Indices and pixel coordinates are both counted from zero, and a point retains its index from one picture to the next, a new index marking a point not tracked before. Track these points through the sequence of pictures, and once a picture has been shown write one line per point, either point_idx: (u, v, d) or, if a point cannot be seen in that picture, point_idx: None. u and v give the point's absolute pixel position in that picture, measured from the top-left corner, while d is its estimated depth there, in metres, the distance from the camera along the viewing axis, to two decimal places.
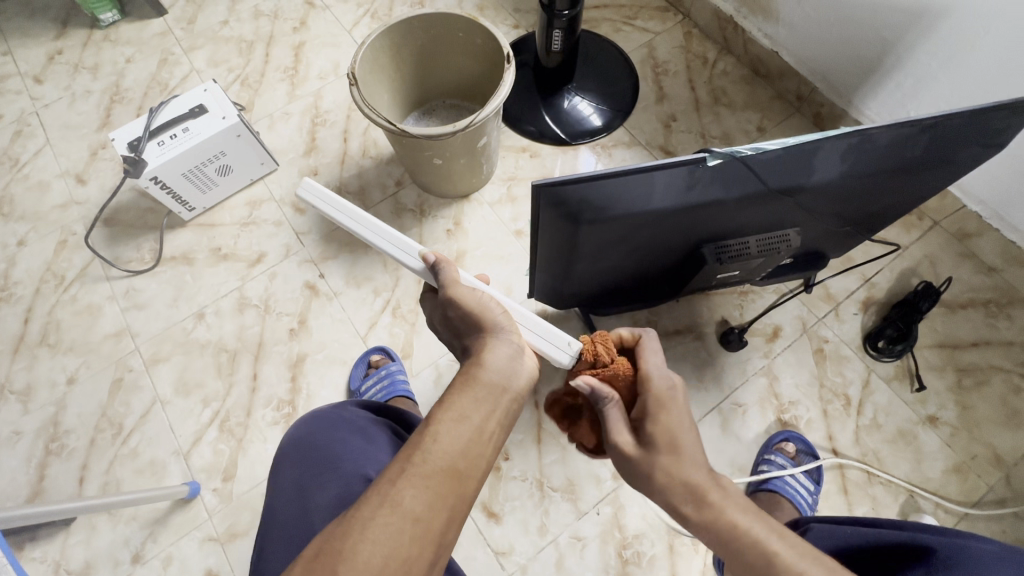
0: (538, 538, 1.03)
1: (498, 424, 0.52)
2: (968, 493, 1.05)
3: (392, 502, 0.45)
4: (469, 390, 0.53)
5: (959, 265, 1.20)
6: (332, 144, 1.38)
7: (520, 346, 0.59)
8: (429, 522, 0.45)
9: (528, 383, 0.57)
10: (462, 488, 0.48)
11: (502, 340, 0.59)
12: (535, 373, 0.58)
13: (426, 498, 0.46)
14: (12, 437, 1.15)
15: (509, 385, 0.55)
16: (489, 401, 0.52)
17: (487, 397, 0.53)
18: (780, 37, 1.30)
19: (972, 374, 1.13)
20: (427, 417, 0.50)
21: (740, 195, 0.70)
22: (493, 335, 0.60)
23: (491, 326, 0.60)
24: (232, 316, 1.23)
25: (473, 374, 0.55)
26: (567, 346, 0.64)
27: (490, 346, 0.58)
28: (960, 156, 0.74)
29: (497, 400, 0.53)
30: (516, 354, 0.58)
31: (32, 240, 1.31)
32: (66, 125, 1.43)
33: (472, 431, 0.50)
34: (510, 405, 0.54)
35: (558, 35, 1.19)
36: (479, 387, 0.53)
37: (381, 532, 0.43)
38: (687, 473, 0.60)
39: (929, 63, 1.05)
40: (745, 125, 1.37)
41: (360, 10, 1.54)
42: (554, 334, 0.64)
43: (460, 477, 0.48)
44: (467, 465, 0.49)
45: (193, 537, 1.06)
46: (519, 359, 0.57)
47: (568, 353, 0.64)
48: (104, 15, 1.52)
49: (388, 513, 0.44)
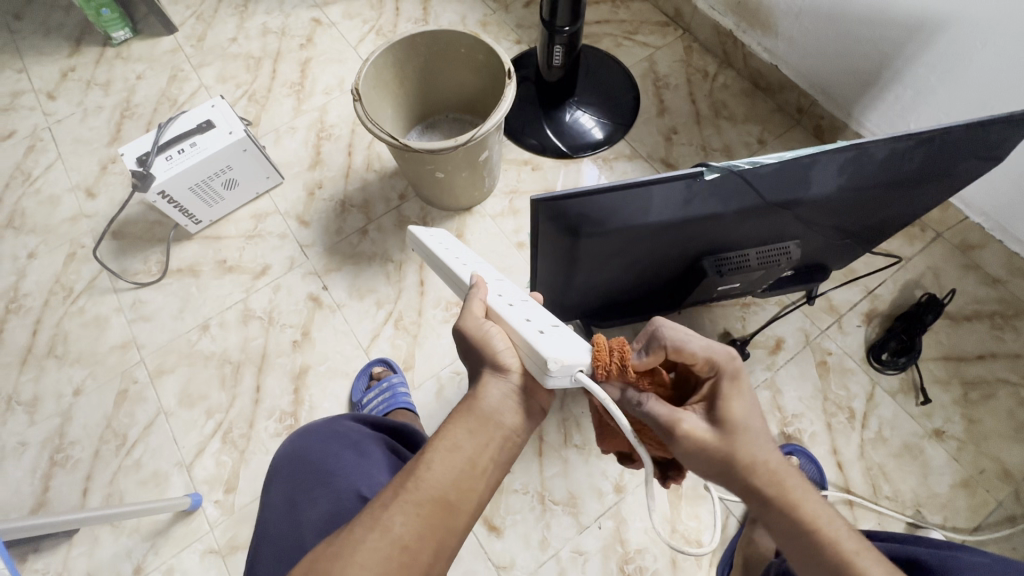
0: (540, 553, 1.02)
1: (491, 460, 0.53)
2: (976, 508, 1.03)
3: (383, 525, 0.46)
4: (463, 420, 0.54)
5: (963, 276, 1.20)
6: (337, 157, 1.40)
7: (520, 382, 0.57)
8: (416, 550, 0.46)
9: (521, 425, 0.57)
10: (453, 520, 0.49)
11: (500, 377, 0.57)
12: (529, 417, 0.57)
13: (416, 526, 0.47)
14: (18, 447, 1.16)
15: (501, 423, 0.55)
16: (483, 434, 0.54)
17: (481, 429, 0.54)
18: (779, 50, 1.31)
19: (978, 387, 1.12)
20: (424, 446, 0.52)
21: (738, 208, 0.71)
22: (487, 370, 0.57)
23: (491, 361, 0.57)
24: (237, 328, 1.24)
25: (468, 409, 0.56)
26: (545, 366, 0.52)
27: (483, 382, 0.57)
28: (959, 168, 0.74)
29: (491, 434, 0.54)
30: (513, 389, 0.57)
31: (42, 253, 1.33)
32: (77, 140, 1.46)
33: (464, 463, 0.51)
34: (504, 441, 0.55)
35: (559, 50, 1.21)
36: (472, 420, 0.55)
37: (370, 555, 0.45)
38: (759, 450, 0.53)
39: (928, 76, 1.05)
40: (746, 138, 1.37)
41: (365, 27, 1.57)
42: (534, 352, 0.54)
43: (450, 508, 0.49)
44: (459, 497, 0.50)
45: (195, 549, 1.06)
46: (518, 397, 0.57)
47: (550, 373, 0.52)
48: (117, 33, 1.56)
49: (378, 537, 0.46)
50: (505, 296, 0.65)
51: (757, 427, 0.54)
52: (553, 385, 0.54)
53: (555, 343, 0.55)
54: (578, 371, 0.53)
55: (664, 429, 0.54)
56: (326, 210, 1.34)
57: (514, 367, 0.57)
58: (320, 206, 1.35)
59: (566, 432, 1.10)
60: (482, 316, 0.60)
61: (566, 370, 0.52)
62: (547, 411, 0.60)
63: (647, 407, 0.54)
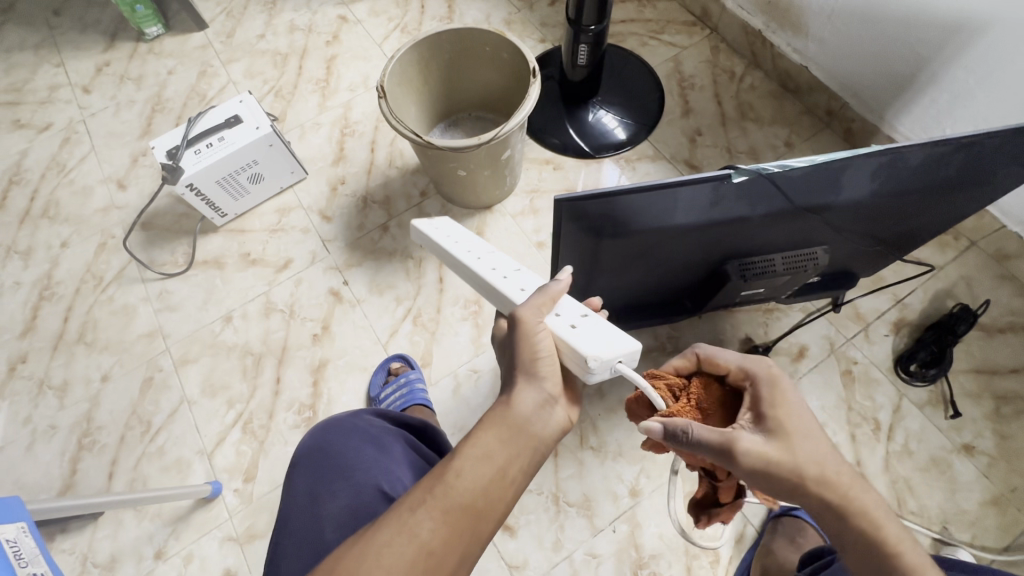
0: (553, 554, 1.02)
1: (522, 469, 0.52)
2: (1006, 528, 1.00)
3: (409, 530, 0.47)
4: (496, 426, 0.53)
5: (998, 287, 1.16)
6: (359, 154, 1.42)
7: (552, 393, 0.56)
8: (439, 557, 0.47)
9: (557, 432, 0.55)
10: (478, 527, 0.49)
11: (537, 381, 0.56)
12: (564, 425, 0.56)
13: (442, 532, 0.48)
14: (48, 430, 1.19)
15: (536, 431, 0.54)
16: (515, 443, 0.53)
17: (514, 438, 0.53)
18: (809, 52, 1.28)
19: (1011, 402, 1.08)
20: (454, 449, 0.52)
21: (766, 212, 0.69)
22: (524, 373, 0.56)
23: (531, 360, 0.57)
24: (259, 320, 1.26)
25: (502, 412, 0.54)
26: (586, 363, 0.56)
27: (519, 386, 0.56)
28: (997, 176, 0.71)
29: (524, 443, 0.53)
30: (545, 399, 0.55)
31: (74, 242, 1.37)
32: (110, 133, 1.50)
33: (494, 470, 0.51)
34: (536, 451, 0.54)
35: (584, 49, 1.20)
36: (506, 426, 0.53)
37: (394, 559, 0.46)
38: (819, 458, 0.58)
39: (967, 80, 1.02)
40: (772, 140, 1.35)
41: (390, 24, 1.58)
42: (572, 349, 0.57)
43: (477, 517, 0.49)
44: (486, 505, 0.50)
45: (214, 536, 1.08)
46: (552, 408, 0.55)
47: (591, 370, 0.56)
48: (150, 29, 1.60)
49: (404, 542, 0.47)
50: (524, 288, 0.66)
51: (813, 435, 0.59)
52: (595, 378, 0.57)
53: (590, 335, 0.58)
54: (617, 363, 0.57)
55: (720, 447, 0.57)
56: (347, 206, 1.36)
57: (549, 374, 0.57)
58: (342, 201, 1.36)
59: (582, 434, 1.10)
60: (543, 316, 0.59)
61: (605, 364, 0.55)
62: (576, 423, 0.59)
63: (694, 433, 0.57)
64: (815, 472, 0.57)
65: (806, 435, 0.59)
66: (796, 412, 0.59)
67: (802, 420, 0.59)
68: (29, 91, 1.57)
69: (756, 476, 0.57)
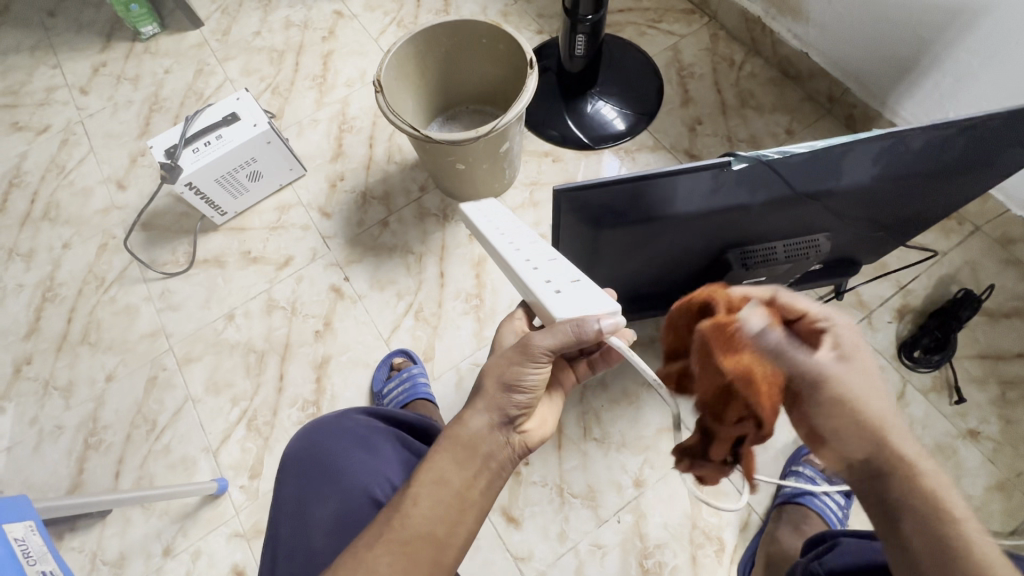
0: (558, 545, 1.02)
1: (478, 491, 0.58)
2: (1012, 512, 1.00)
3: (368, 566, 0.52)
4: (450, 453, 0.58)
5: (1003, 272, 1.15)
6: (358, 150, 1.41)
7: (503, 420, 0.61)
8: None
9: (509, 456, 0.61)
10: (439, 551, 0.54)
11: (492, 409, 0.60)
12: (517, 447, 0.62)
13: (400, 564, 0.52)
14: (55, 431, 1.20)
15: (488, 456, 0.59)
16: (468, 470, 0.58)
17: (466, 465, 0.58)
18: (810, 37, 1.27)
19: (1017, 387, 1.08)
20: (410, 480, 0.57)
21: (766, 199, 0.69)
22: (481, 401, 0.61)
23: (491, 391, 0.61)
24: (261, 317, 1.26)
25: (455, 441, 0.59)
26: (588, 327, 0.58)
27: (473, 411, 0.60)
28: (1001, 158, 0.71)
29: (477, 469, 0.58)
30: (493, 425, 0.60)
31: (76, 243, 1.38)
32: (108, 134, 1.50)
33: (450, 497, 0.56)
34: (491, 476, 0.59)
35: (582, 40, 1.19)
36: (460, 454, 0.58)
37: None
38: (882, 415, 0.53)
39: (970, 61, 1.01)
40: (773, 128, 1.34)
41: (386, 19, 1.57)
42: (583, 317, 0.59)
43: (436, 542, 0.54)
44: (445, 531, 0.55)
45: (221, 532, 1.09)
46: (507, 429, 0.61)
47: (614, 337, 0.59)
48: (146, 28, 1.59)
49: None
50: (551, 277, 0.64)
51: (878, 393, 0.54)
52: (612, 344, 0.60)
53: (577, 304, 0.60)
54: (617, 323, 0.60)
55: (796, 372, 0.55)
56: (347, 203, 1.36)
57: (501, 403, 0.60)
58: (342, 198, 1.36)
59: (586, 426, 1.10)
60: (555, 342, 0.59)
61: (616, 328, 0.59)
62: (533, 445, 0.64)
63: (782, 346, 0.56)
64: (879, 420, 0.52)
65: (875, 390, 0.54)
66: (866, 367, 0.56)
67: (869, 377, 0.55)
68: (26, 94, 1.57)
69: (827, 410, 0.54)
